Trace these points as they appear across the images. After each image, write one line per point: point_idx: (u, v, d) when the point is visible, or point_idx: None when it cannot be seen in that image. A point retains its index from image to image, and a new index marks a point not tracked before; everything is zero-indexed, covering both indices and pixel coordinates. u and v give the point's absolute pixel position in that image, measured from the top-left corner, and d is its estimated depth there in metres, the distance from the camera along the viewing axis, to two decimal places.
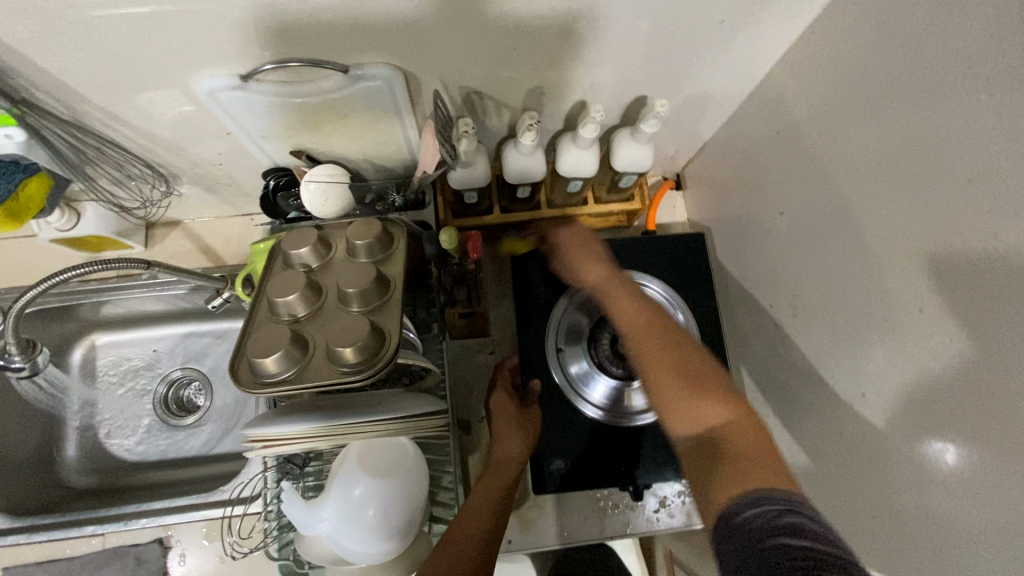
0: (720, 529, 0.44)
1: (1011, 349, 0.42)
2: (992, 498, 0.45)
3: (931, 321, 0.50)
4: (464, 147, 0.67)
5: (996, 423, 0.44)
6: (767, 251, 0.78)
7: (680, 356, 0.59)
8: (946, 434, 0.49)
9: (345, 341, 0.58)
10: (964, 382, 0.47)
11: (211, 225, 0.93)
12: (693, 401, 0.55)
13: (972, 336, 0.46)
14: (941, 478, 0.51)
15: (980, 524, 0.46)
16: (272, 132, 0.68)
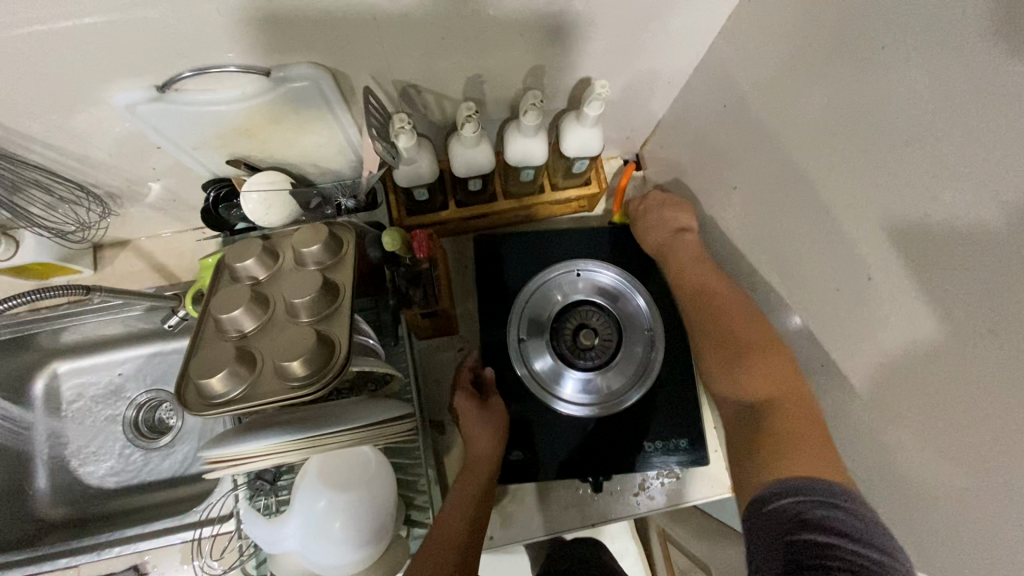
0: (755, 511, 0.50)
1: (959, 312, 0.42)
2: (954, 460, 0.45)
3: (881, 289, 0.50)
4: (403, 143, 0.64)
5: (951, 386, 0.44)
6: (725, 226, 0.78)
7: (730, 326, 0.68)
8: (905, 401, 0.49)
9: (291, 354, 0.56)
10: (919, 349, 0.46)
11: (161, 242, 0.90)
12: (745, 370, 0.64)
13: (921, 300, 0.45)
14: (901, 442, 0.51)
15: (944, 484, 0.47)
16: (203, 143, 0.66)
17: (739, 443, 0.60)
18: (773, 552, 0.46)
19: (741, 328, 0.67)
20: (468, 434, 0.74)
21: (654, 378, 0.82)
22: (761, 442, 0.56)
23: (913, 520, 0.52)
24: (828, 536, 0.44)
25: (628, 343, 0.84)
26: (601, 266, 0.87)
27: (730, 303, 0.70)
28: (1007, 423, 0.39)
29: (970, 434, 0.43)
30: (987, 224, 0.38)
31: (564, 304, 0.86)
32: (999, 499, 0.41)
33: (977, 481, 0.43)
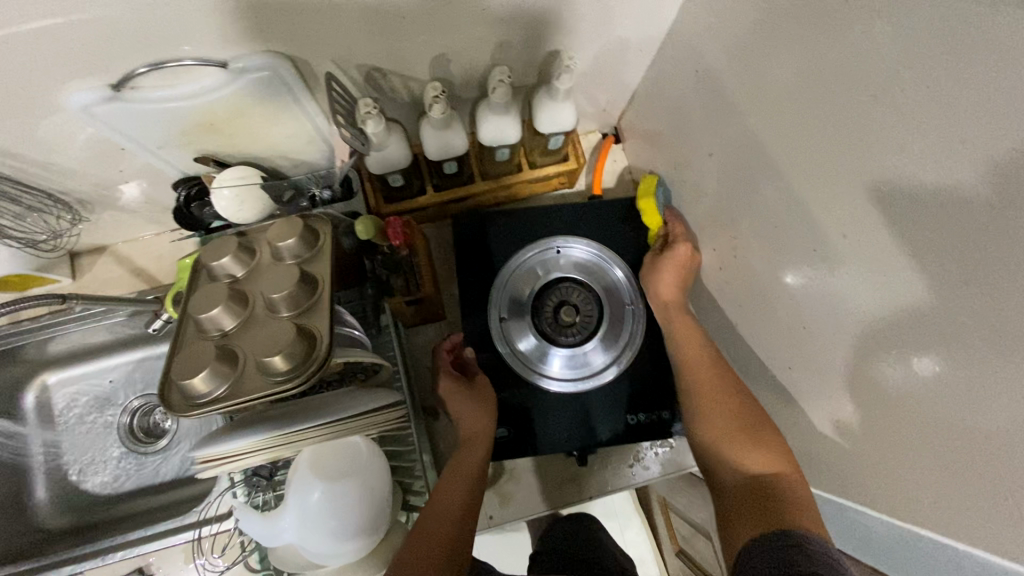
0: (756, 545, 0.50)
1: (934, 264, 0.42)
2: (933, 411, 0.46)
3: (856, 246, 0.50)
4: (371, 129, 0.63)
5: (927, 337, 0.44)
6: (702, 194, 0.77)
7: (732, 402, 0.66)
8: (885, 358, 0.49)
9: (272, 349, 0.56)
10: (899, 305, 0.46)
11: (139, 246, 0.89)
12: (748, 447, 0.62)
13: (896, 255, 0.45)
14: (879, 396, 0.51)
15: (922, 435, 0.47)
16: (168, 140, 0.64)
17: (739, 517, 0.56)
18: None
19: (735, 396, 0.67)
20: (457, 414, 0.75)
21: (637, 351, 0.83)
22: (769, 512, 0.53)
23: (893, 473, 0.52)
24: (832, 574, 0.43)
25: (609, 318, 0.84)
26: (573, 240, 0.86)
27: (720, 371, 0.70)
28: (988, 370, 0.40)
29: (951, 384, 0.43)
30: (961, 171, 0.38)
31: (544, 282, 0.85)
32: (981, 444, 0.42)
33: (958, 430, 0.43)
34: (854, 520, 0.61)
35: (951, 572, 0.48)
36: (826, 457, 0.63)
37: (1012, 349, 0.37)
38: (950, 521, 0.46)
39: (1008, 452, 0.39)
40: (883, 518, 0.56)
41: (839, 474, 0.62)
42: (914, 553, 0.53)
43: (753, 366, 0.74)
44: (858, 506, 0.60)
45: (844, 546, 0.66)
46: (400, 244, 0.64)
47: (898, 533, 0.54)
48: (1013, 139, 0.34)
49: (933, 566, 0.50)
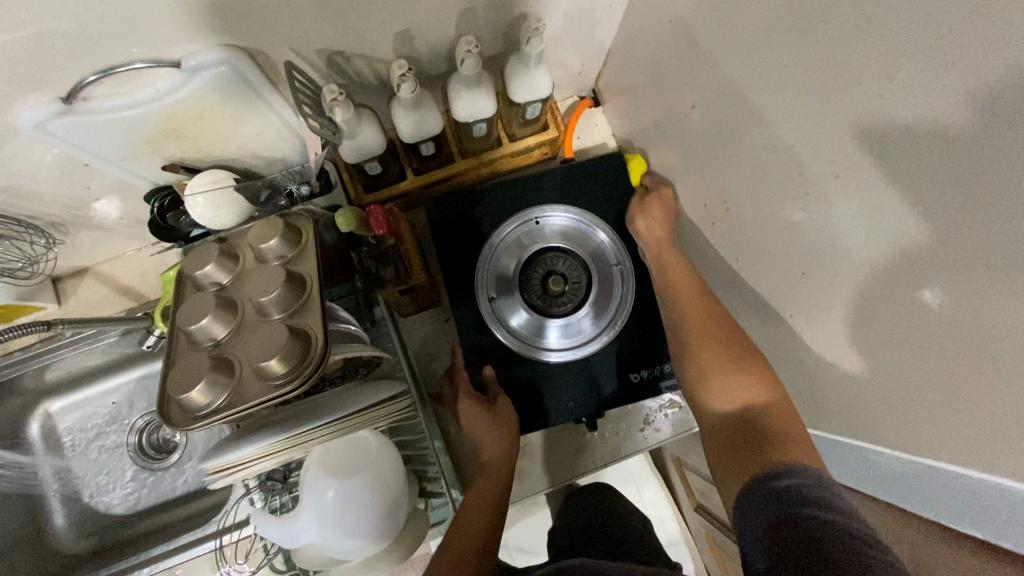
0: (751, 494, 0.49)
1: (930, 198, 0.40)
2: (941, 348, 0.44)
3: (850, 186, 0.48)
4: (341, 117, 0.60)
5: (930, 272, 0.43)
6: (688, 150, 0.75)
7: (723, 337, 0.66)
8: (885, 296, 0.48)
9: (267, 353, 0.55)
10: (895, 242, 0.45)
11: (121, 264, 0.87)
12: (738, 380, 0.62)
13: (892, 193, 0.43)
14: (883, 335, 0.51)
15: (929, 372, 0.47)
16: (132, 150, 0.61)
17: (733, 456, 0.56)
18: (775, 528, 0.44)
19: (728, 331, 0.67)
20: (477, 439, 0.75)
21: (629, 311, 0.82)
22: (758, 448, 0.54)
23: (897, 410, 0.53)
24: (831, 511, 0.43)
25: (598, 281, 0.83)
26: (550, 208, 0.83)
27: (714, 309, 0.70)
28: (983, 298, 0.39)
29: (948, 318, 0.43)
30: (948, 97, 0.37)
31: (527, 255, 0.83)
32: (981, 374, 0.41)
33: (958, 362, 0.43)
34: (859, 457, 0.62)
35: (969, 506, 0.48)
36: (833, 399, 0.64)
37: (1006, 276, 0.37)
38: (956, 450, 0.47)
39: (1007, 379, 0.39)
40: (894, 455, 0.56)
41: (846, 415, 0.62)
42: (918, 481, 0.54)
43: (756, 320, 0.73)
44: (865, 444, 0.60)
45: (852, 483, 0.67)
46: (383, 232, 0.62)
47: (900, 464, 0.55)
48: (1001, 55, 0.32)
49: (936, 492, 0.51)
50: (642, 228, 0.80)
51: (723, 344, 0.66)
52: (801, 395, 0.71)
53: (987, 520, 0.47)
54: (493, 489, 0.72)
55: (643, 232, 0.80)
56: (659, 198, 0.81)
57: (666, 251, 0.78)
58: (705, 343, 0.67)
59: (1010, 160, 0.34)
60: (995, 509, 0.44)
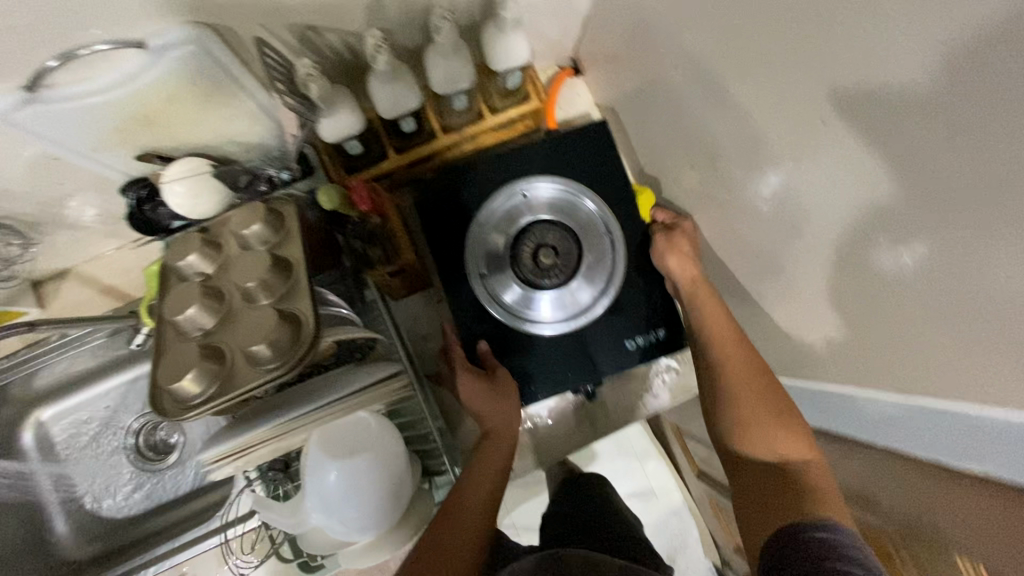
0: (785, 537, 0.56)
1: (938, 123, 0.40)
2: (948, 277, 0.45)
3: (850, 122, 0.47)
4: (316, 92, 0.59)
5: (935, 204, 0.43)
6: (675, 110, 0.74)
7: (761, 386, 0.69)
8: (894, 233, 0.48)
9: (257, 338, 0.54)
10: (890, 179, 0.46)
11: (102, 264, 0.85)
12: (775, 431, 0.67)
13: (895, 124, 0.43)
14: (888, 274, 0.50)
15: (938, 304, 0.47)
16: (103, 141, 0.60)
17: (768, 501, 0.62)
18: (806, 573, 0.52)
19: (765, 381, 0.70)
20: (478, 411, 0.75)
21: (622, 279, 0.82)
22: (794, 499, 0.60)
23: (897, 348, 0.54)
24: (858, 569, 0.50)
25: (589, 251, 0.82)
26: (535, 179, 0.81)
27: (750, 355, 0.72)
28: (979, 224, 0.40)
29: (954, 244, 0.43)
30: (953, 14, 0.36)
31: (516, 229, 0.82)
32: (979, 299, 0.43)
33: (961, 292, 0.44)
34: (861, 404, 0.63)
35: (980, 440, 0.48)
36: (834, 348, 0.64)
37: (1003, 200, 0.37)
38: (958, 381, 0.48)
39: (1010, 302, 0.40)
40: (900, 402, 0.56)
41: (846, 360, 0.63)
42: (920, 425, 0.55)
43: (759, 273, 0.73)
44: (866, 387, 0.61)
45: (854, 430, 0.68)
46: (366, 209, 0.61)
47: (903, 409, 0.56)
48: None
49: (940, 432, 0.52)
50: (673, 266, 0.78)
51: (765, 398, 0.69)
52: (798, 348, 0.72)
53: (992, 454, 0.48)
54: (493, 461, 0.72)
55: (677, 269, 0.78)
56: (684, 235, 0.80)
57: (701, 288, 0.77)
58: (747, 393, 0.70)
59: (1002, 80, 0.34)
60: (1003, 444, 0.46)
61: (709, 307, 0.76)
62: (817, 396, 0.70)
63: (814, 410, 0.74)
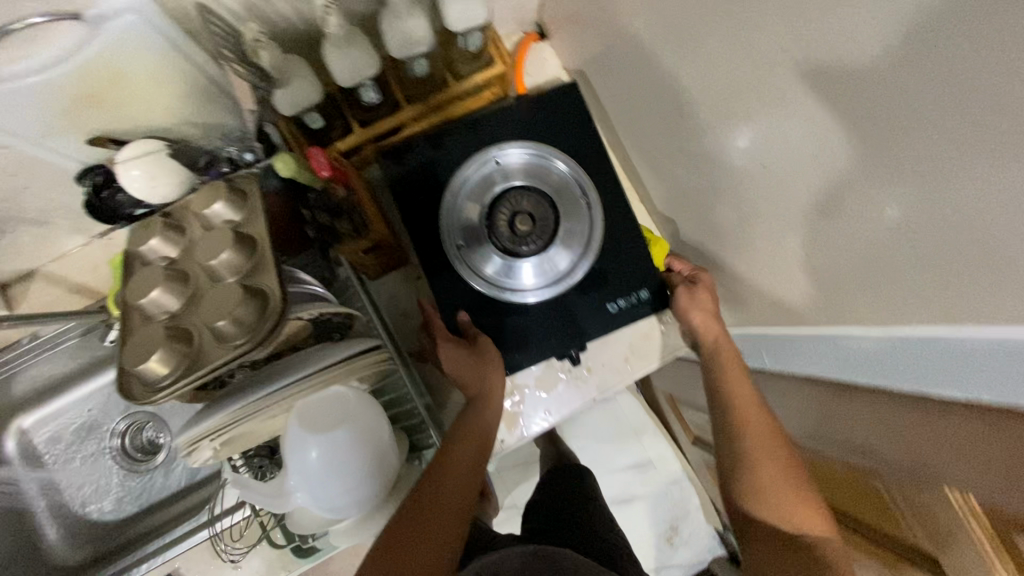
0: None
1: (913, 32, 0.38)
2: (928, 196, 0.44)
3: (825, 47, 0.45)
4: (267, 60, 0.56)
5: (914, 121, 0.42)
6: (644, 65, 0.73)
7: (778, 458, 0.71)
8: (878, 156, 0.46)
9: (222, 314, 0.52)
10: (862, 100, 0.45)
11: (67, 262, 0.82)
12: (794, 503, 0.69)
13: (869, 41, 0.41)
14: (867, 205, 0.50)
15: (917, 227, 0.46)
16: (49, 125, 0.58)
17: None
18: None
19: (780, 451, 0.72)
20: (461, 380, 0.74)
21: (601, 241, 0.81)
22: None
23: (880, 277, 0.53)
24: None
25: (565, 215, 0.81)
26: (506, 146, 0.79)
27: (768, 423, 0.73)
28: (950, 134, 0.40)
29: (928, 160, 0.42)
30: None
31: (490, 198, 0.80)
32: (953, 212, 0.42)
33: (937, 210, 0.44)
34: (847, 342, 0.62)
35: (964, 364, 0.47)
36: (820, 289, 0.63)
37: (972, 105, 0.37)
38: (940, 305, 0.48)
39: (982, 210, 0.40)
40: (888, 336, 0.56)
41: (832, 300, 0.62)
42: (903, 358, 0.55)
43: (739, 222, 0.72)
44: (852, 324, 0.61)
45: (837, 373, 0.68)
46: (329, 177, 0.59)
47: (889, 344, 0.56)
48: None
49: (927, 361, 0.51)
50: (697, 317, 0.80)
51: (785, 468, 0.71)
52: (783, 296, 0.71)
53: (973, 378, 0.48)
54: (479, 430, 0.72)
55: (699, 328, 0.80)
56: (702, 289, 0.82)
57: (725, 353, 0.79)
58: (767, 462, 0.71)
59: None
60: (984, 365, 0.46)
61: (733, 373, 0.77)
62: (806, 341, 0.70)
63: (797, 357, 0.74)
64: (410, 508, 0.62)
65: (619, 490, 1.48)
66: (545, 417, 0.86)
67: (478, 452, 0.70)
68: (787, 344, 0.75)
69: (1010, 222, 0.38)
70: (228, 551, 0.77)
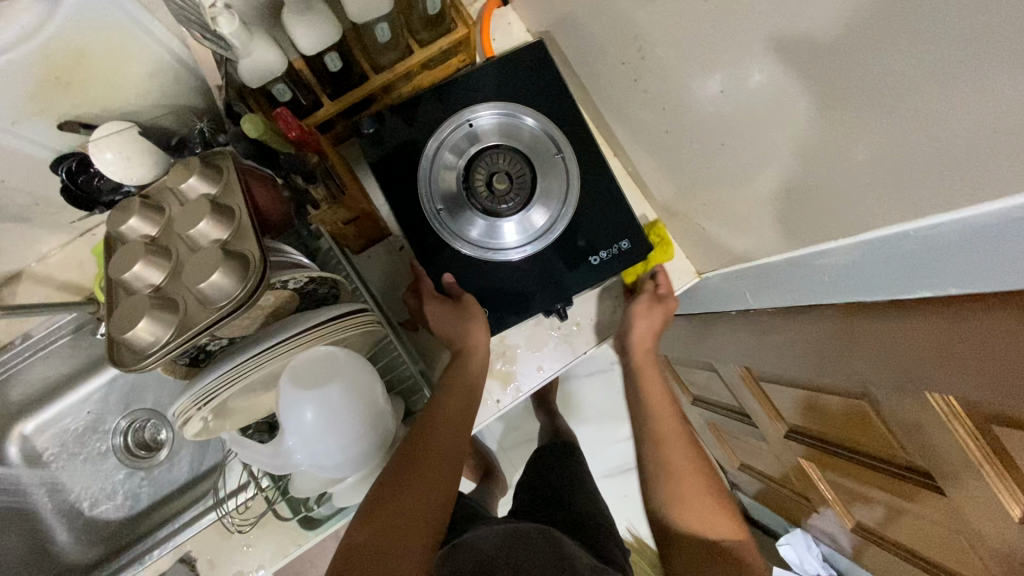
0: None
1: None
2: (879, 96, 0.45)
3: None
4: (226, 27, 0.56)
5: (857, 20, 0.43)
6: (602, 15, 0.74)
7: (692, 465, 0.79)
8: (831, 62, 0.47)
9: (203, 276, 0.53)
10: (807, 5, 0.46)
11: (51, 261, 0.82)
12: (710, 510, 0.75)
13: None
14: (829, 112, 0.51)
15: (873, 127, 0.47)
16: (19, 109, 0.59)
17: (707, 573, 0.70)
18: None
19: (691, 459, 0.80)
20: (448, 333, 0.77)
21: (577, 195, 0.82)
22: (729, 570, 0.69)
23: (847, 187, 0.54)
24: None
25: (541, 172, 0.82)
26: (477, 107, 0.80)
27: (679, 432, 0.83)
28: (879, 23, 0.41)
29: (874, 57, 0.43)
30: None
31: (466, 161, 0.81)
32: (899, 102, 0.44)
33: (888, 105, 0.45)
34: (822, 259, 0.63)
35: (930, 256, 0.49)
36: (794, 210, 0.64)
37: None
38: (902, 201, 0.49)
39: (923, 95, 0.41)
40: (858, 242, 0.57)
41: (809, 221, 0.63)
42: (872, 264, 0.56)
43: (709, 162, 0.73)
44: (825, 238, 0.62)
45: (816, 296, 0.69)
46: (298, 137, 0.60)
47: (857, 252, 0.57)
48: None
49: (896, 261, 0.53)
50: (642, 330, 0.87)
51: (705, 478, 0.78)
52: (760, 227, 0.73)
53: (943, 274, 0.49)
54: (467, 383, 0.74)
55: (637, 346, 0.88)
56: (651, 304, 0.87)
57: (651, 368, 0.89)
58: (684, 471, 0.78)
59: None
60: (946, 253, 0.47)
61: (653, 388, 0.88)
62: (783, 266, 0.71)
63: (779, 286, 0.75)
64: (396, 469, 0.63)
65: (619, 461, 1.53)
66: (539, 372, 0.88)
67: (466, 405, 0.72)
68: (767, 278, 0.76)
69: (942, 92, 0.40)
70: (235, 524, 0.79)
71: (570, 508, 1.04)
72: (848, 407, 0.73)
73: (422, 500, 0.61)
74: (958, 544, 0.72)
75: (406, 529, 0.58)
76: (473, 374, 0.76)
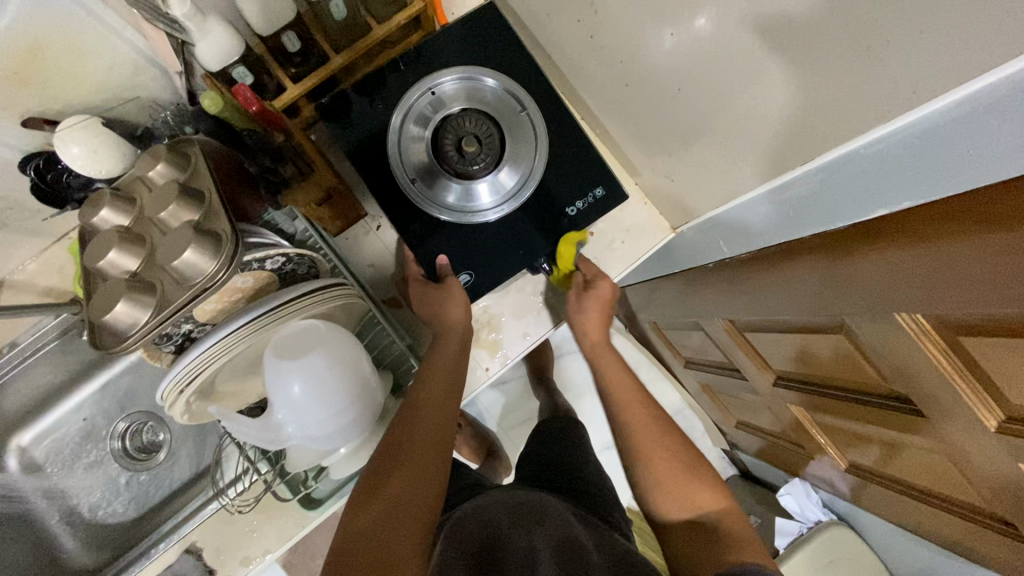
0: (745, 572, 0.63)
1: None
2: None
3: None
4: (177, 10, 0.57)
5: None
6: None
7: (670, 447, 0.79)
8: None
9: (178, 253, 0.54)
10: None
11: (29, 267, 0.82)
12: (696, 489, 0.76)
13: None
14: (784, 25, 0.53)
15: (823, 31, 0.49)
16: None
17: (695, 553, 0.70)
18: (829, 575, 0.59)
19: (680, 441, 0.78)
20: (435, 308, 0.78)
21: (542, 157, 0.83)
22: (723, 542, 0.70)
23: (797, 114, 0.55)
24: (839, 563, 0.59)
25: (509, 131, 0.83)
26: (439, 74, 0.80)
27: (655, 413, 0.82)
28: None
29: None
30: None
31: (433, 130, 0.82)
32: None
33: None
34: (773, 197, 0.63)
35: (881, 171, 0.49)
36: (746, 150, 0.65)
37: None
38: (854, 118, 0.50)
39: None
40: (801, 172, 0.57)
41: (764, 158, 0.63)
42: (822, 191, 0.57)
43: (668, 111, 0.74)
44: (782, 169, 0.60)
45: (777, 234, 0.70)
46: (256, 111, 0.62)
47: (806, 181, 0.57)
48: None
49: (845, 185, 0.54)
50: (583, 328, 0.88)
51: (689, 461, 0.77)
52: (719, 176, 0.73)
53: (898, 186, 0.50)
54: (450, 353, 0.76)
55: (588, 340, 0.90)
56: (580, 301, 0.86)
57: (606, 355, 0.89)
58: (666, 446, 0.78)
59: None
60: (898, 167, 0.48)
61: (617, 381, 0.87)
62: (738, 211, 0.71)
63: (742, 234, 0.76)
64: (390, 453, 0.65)
65: None
66: (525, 339, 0.90)
67: (451, 376, 0.74)
68: (732, 225, 0.77)
69: None
70: (235, 508, 0.80)
71: (570, 476, 1.05)
72: (829, 343, 0.74)
73: (416, 474, 0.63)
74: (944, 466, 0.73)
75: (406, 510, 0.60)
76: (461, 346, 0.77)
